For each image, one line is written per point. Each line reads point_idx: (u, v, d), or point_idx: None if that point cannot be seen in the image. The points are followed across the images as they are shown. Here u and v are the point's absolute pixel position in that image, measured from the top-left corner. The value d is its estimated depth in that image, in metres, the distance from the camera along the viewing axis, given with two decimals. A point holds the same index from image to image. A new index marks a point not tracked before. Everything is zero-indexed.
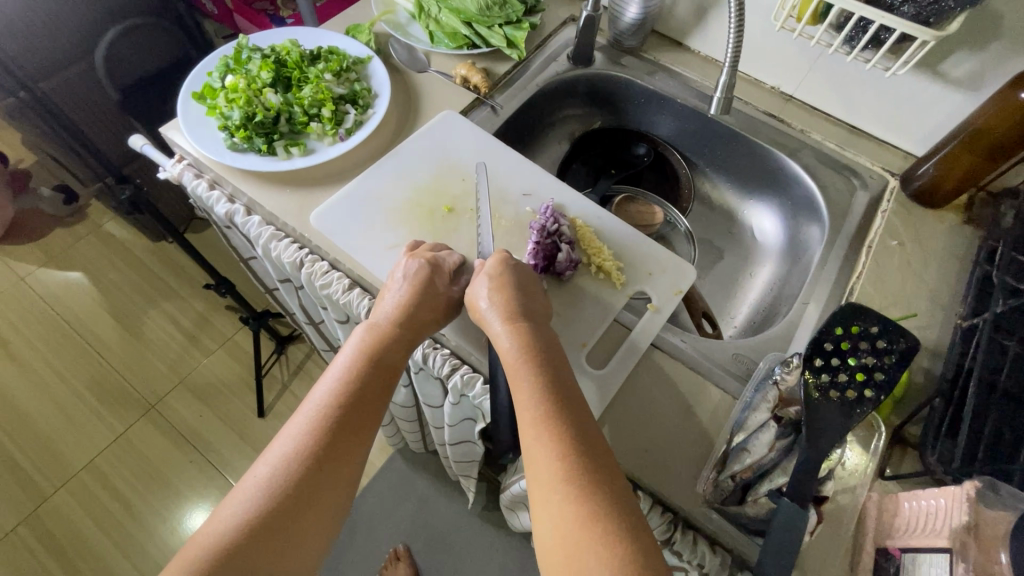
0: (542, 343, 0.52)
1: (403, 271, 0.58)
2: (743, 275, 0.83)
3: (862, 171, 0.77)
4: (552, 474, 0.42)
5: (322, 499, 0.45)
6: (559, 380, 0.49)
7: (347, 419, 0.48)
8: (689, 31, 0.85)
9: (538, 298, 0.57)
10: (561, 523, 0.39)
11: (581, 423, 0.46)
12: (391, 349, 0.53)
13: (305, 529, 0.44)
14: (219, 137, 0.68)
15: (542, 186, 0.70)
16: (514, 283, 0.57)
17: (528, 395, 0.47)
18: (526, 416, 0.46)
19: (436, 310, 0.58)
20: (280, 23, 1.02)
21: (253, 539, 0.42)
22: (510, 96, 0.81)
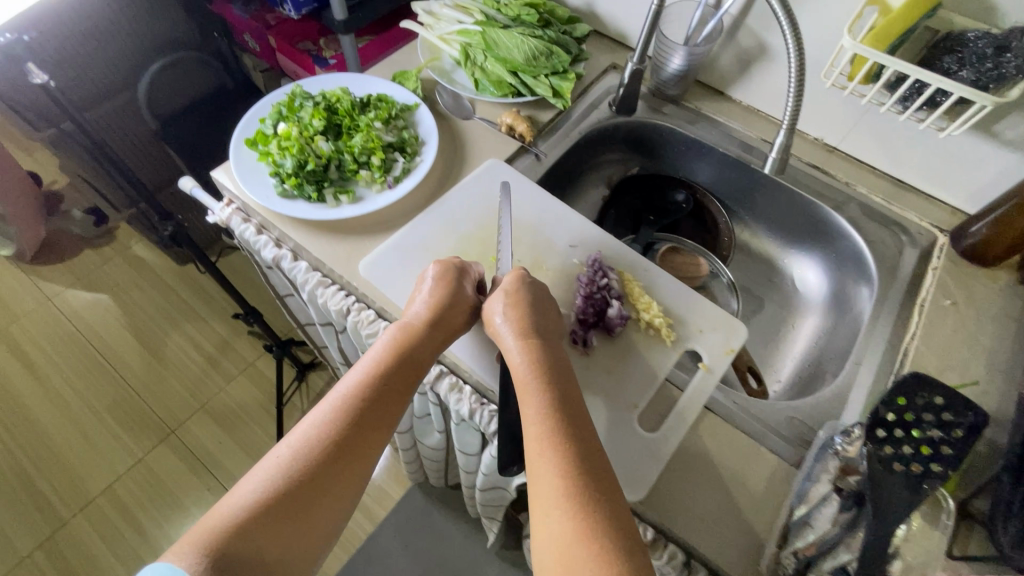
0: (557, 363, 0.54)
1: (429, 282, 0.60)
2: (786, 327, 0.81)
3: (910, 227, 0.76)
4: (555, 490, 0.43)
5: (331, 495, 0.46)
6: (569, 398, 0.50)
7: (365, 418, 0.50)
8: (732, 81, 0.85)
9: (553, 320, 0.59)
10: (561, 537, 0.41)
11: (588, 441, 0.47)
12: (413, 354, 0.55)
13: (312, 520, 0.45)
14: (269, 182, 0.69)
15: (588, 236, 0.70)
16: (533, 301, 0.58)
17: (539, 411, 0.49)
18: (534, 432, 0.48)
19: (456, 320, 0.59)
20: (324, 64, 1.04)
21: (263, 521, 0.43)
22: (553, 143, 0.81)
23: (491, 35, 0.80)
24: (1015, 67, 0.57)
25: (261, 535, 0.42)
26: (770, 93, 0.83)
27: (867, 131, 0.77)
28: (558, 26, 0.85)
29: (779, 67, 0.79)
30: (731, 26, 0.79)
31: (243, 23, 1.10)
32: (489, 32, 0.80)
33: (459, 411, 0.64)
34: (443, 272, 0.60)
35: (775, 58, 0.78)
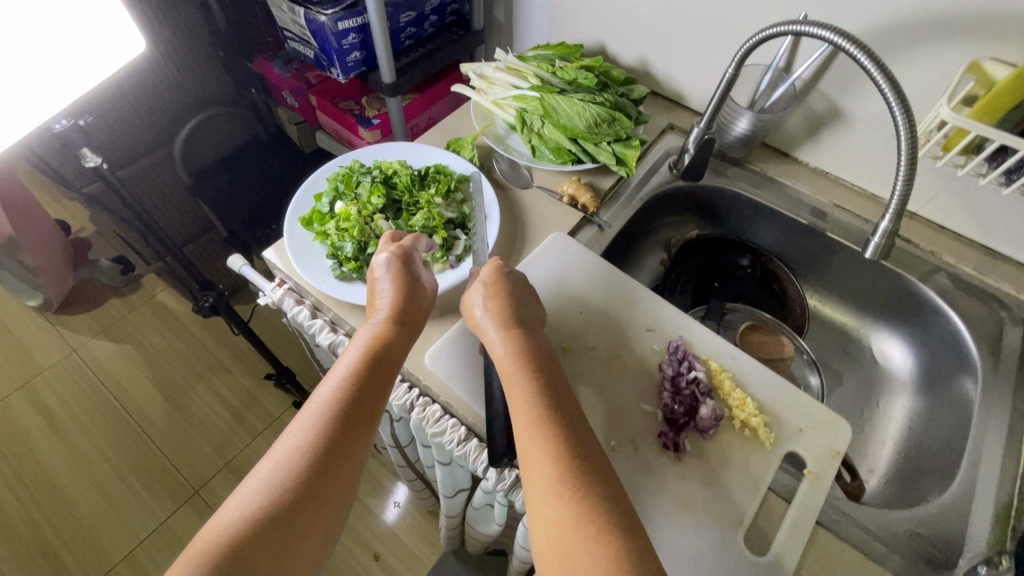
0: (536, 349, 0.53)
1: (386, 268, 0.57)
2: (872, 406, 0.76)
3: (1009, 301, 0.70)
4: (548, 476, 0.43)
5: (324, 493, 0.45)
6: (552, 387, 0.49)
7: (347, 416, 0.47)
8: (798, 144, 0.81)
9: (528, 303, 0.58)
10: (558, 521, 0.41)
11: (576, 427, 0.47)
12: (390, 344, 0.53)
13: (310, 524, 0.44)
14: (325, 264, 0.65)
15: (665, 318, 0.65)
16: (508, 290, 0.58)
17: (521, 397, 0.48)
18: (519, 418, 0.47)
19: (424, 308, 0.58)
20: (367, 123, 1.00)
21: (258, 535, 0.42)
22: (616, 212, 0.77)
23: (549, 102, 0.78)
24: None
25: (256, 545, 0.41)
26: (843, 157, 0.78)
27: (953, 200, 0.72)
28: (615, 90, 0.83)
29: (856, 132, 0.75)
30: (800, 89, 0.76)
31: (282, 82, 1.08)
32: (547, 99, 0.78)
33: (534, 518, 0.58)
34: (401, 258, 0.59)
35: (850, 122, 0.74)
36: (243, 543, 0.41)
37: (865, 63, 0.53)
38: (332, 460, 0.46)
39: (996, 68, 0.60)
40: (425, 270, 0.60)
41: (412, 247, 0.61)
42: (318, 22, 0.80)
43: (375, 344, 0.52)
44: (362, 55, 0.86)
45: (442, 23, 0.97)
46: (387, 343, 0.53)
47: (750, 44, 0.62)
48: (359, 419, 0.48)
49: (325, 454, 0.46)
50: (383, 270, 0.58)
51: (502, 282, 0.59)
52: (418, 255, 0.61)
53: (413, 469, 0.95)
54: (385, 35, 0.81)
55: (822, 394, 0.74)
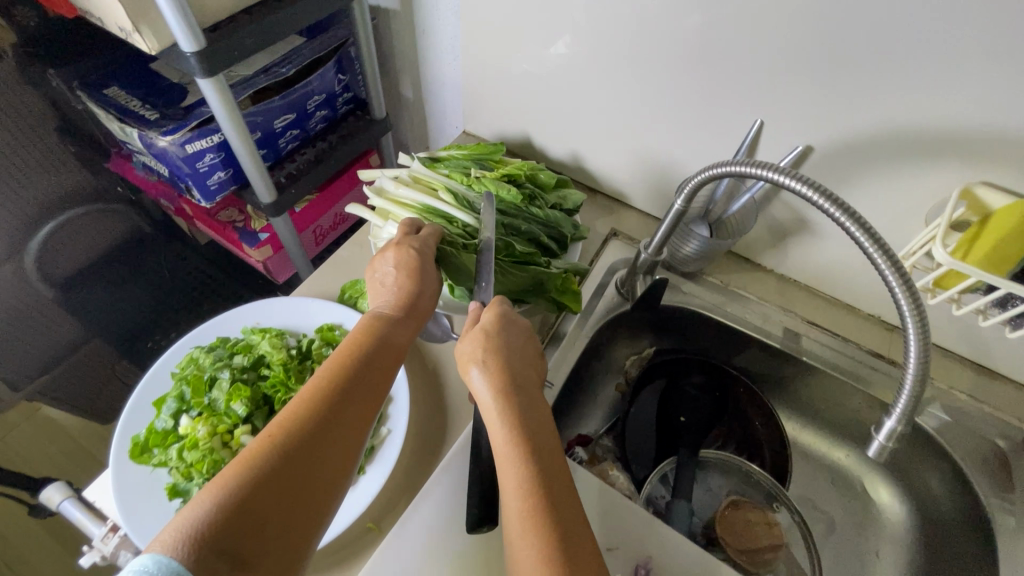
0: (540, 409, 0.45)
1: (394, 252, 0.53)
2: (871, 559, 0.65)
3: (1013, 433, 0.61)
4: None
5: (323, 489, 0.36)
6: (554, 452, 0.42)
7: (344, 408, 0.40)
8: (762, 252, 0.70)
9: (530, 362, 0.49)
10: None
11: (572, 504, 0.39)
12: (393, 334, 0.47)
13: (301, 521, 0.35)
14: (169, 508, 0.47)
15: (628, 526, 0.51)
16: (510, 344, 0.48)
17: (515, 469, 0.40)
18: (510, 498, 0.39)
19: (430, 297, 0.52)
20: (252, 240, 0.83)
21: (228, 529, 0.32)
22: (557, 360, 0.64)
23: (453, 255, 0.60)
24: None
25: (245, 526, 0.32)
26: (812, 267, 0.67)
27: (940, 320, 0.62)
28: (544, 200, 0.69)
29: (826, 244, 0.64)
30: (761, 198, 0.64)
31: (147, 186, 0.89)
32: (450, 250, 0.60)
33: None
34: (416, 245, 0.54)
35: (820, 235, 0.63)
36: (212, 536, 0.31)
37: (854, 234, 0.42)
38: (333, 452, 0.38)
39: (991, 196, 0.49)
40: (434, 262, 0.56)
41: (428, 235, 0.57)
42: (158, 146, 0.62)
43: (380, 333, 0.46)
44: (228, 174, 0.69)
45: (334, 115, 0.80)
46: (392, 333, 0.47)
47: (699, 182, 0.49)
48: (361, 410, 0.41)
49: (330, 438, 0.38)
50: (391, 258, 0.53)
51: (500, 335, 0.48)
52: (431, 243, 0.57)
53: None
54: (251, 153, 0.65)
55: (799, 534, 0.64)
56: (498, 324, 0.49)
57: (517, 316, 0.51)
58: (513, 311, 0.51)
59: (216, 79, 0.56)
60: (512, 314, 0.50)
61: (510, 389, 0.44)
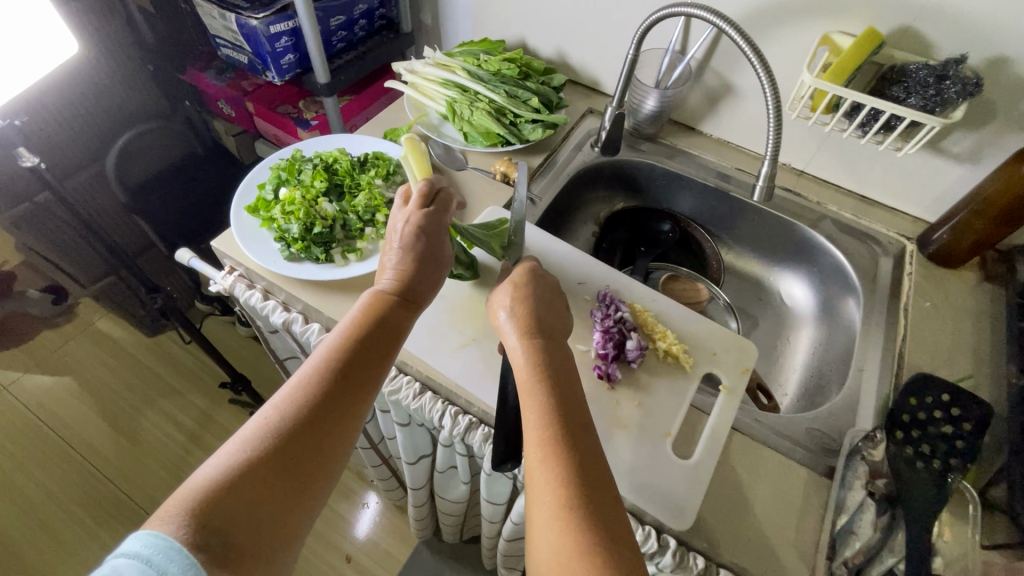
0: (560, 363, 0.51)
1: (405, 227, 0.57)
2: (783, 341, 0.86)
3: (881, 239, 0.83)
4: (555, 499, 0.41)
5: (321, 457, 0.44)
6: (570, 398, 0.48)
7: (346, 383, 0.47)
8: (701, 118, 0.92)
9: (555, 317, 0.57)
10: (561, 552, 0.39)
11: (589, 438, 0.45)
12: (392, 314, 0.52)
13: (306, 479, 0.43)
14: (274, 246, 0.68)
15: (595, 272, 0.72)
16: (535, 304, 0.57)
17: (537, 413, 0.46)
18: (533, 433, 0.45)
19: (432, 277, 0.57)
20: (306, 125, 1.04)
21: (240, 489, 0.40)
22: (546, 186, 0.85)
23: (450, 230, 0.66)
24: (956, 92, 0.64)
25: (253, 488, 0.40)
26: (737, 126, 0.89)
27: (829, 155, 0.84)
28: (536, 78, 0.91)
29: (744, 102, 0.86)
30: (697, 68, 0.86)
31: (218, 90, 1.10)
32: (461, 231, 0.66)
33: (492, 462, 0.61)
34: (425, 224, 0.58)
35: (740, 95, 0.85)
36: (232, 487, 0.40)
37: (735, 38, 0.64)
38: (336, 419, 0.46)
39: (843, 39, 0.71)
40: (444, 239, 0.59)
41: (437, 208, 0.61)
42: (250, 26, 0.84)
43: (379, 315, 0.52)
44: (295, 58, 0.91)
45: (371, 27, 1.02)
46: (391, 316, 0.52)
47: (655, 20, 0.72)
48: (358, 389, 0.48)
49: (333, 411, 0.46)
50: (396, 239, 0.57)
51: (528, 291, 0.58)
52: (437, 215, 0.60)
53: (379, 451, 0.96)
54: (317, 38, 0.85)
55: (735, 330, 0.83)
56: (523, 291, 0.58)
57: (544, 275, 0.62)
58: (541, 269, 0.62)
59: None
60: (541, 278, 0.61)
61: (531, 339, 0.52)
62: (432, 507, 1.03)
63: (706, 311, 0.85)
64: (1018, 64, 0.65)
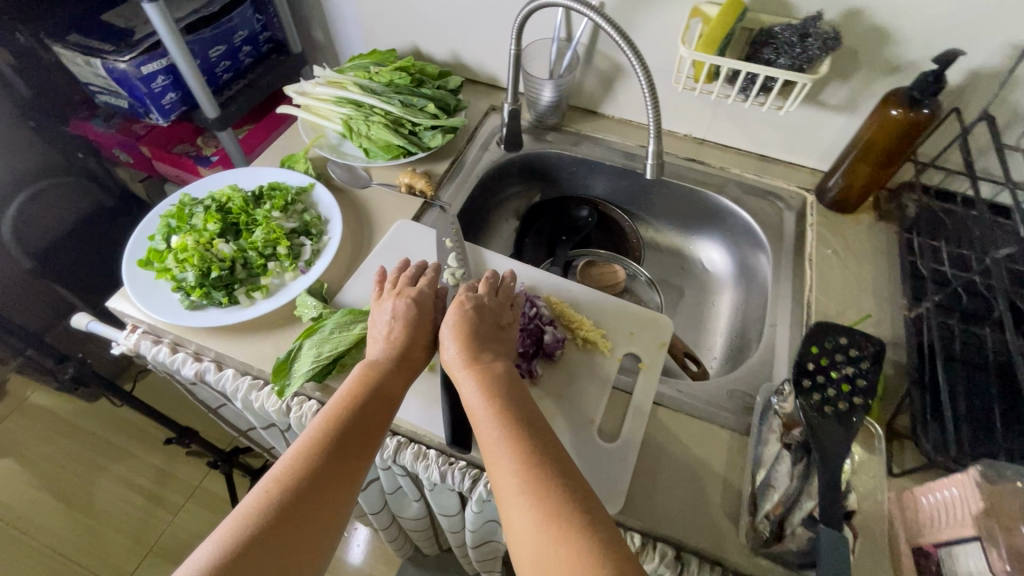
0: (505, 367, 0.53)
1: (392, 301, 0.59)
2: (708, 306, 0.89)
3: (783, 194, 0.86)
4: (516, 488, 0.42)
5: (321, 510, 0.44)
6: (526, 406, 0.49)
7: (338, 442, 0.47)
8: (600, 100, 0.93)
9: (503, 337, 0.57)
10: (532, 537, 0.40)
11: (545, 430, 0.47)
12: (385, 377, 0.53)
13: (306, 542, 0.43)
14: (173, 298, 0.65)
15: (509, 272, 0.72)
16: (477, 325, 0.56)
17: (491, 417, 0.48)
18: (491, 436, 0.46)
19: (428, 342, 0.59)
20: (206, 162, 1.02)
21: (237, 563, 0.40)
22: (454, 191, 0.84)
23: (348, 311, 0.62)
24: (818, 48, 0.67)
25: (253, 559, 0.40)
26: (635, 104, 0.91)
27: (724, 120, 0.87)
28: (431, 83, 0.91)
29: (636, 81, 0.87)
30: (586, 53, 0.87)
31: (107, 138, 1.05)
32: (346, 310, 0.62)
33: (428, 477, 0.60)
34: (413, 289, 0.61)
35: (631, 75, 0.86)
36: (234, 564, 0.40)
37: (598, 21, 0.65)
38: (331, 481, 0.46)
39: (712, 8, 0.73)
40: (437, 309, 0.61)
41: (424, 278, 0.63)
42: (119, 70, 0.80)
43: (369, 378, 0.52)
44: (179, 95, 0.87)
45: (258, 52, 0.99)
46: (384, 374, 0.53)
47: (530, 10, 0.71)
48: (355, 452, 0.48)
49: (327, 473, 0.46)
50: (390, 312, 0.59)
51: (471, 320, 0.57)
52: (432, 292, 0.62)
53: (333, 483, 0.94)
54: (194, 74, 0.81)
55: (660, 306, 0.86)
56: (465, 314, 0.57)
57: (479, 301, 0.59)
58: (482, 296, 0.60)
59: (162, 11, 0.73)
60: (474, 304, 0.58)
61: (479, 359, 0.53)
62: (401, 526, 1.02)
63: (628, 290, 0.87)
64: (872, 13, 0.68)
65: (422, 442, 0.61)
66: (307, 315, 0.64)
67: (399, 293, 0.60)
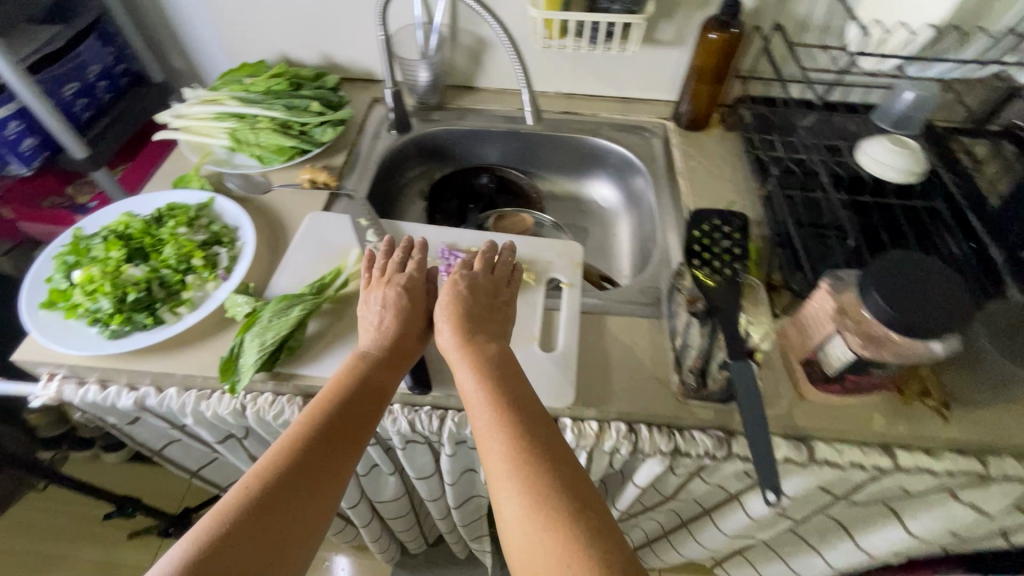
0: (493, 352, 0.56)
1: (381, 292, 0.61)
2: (611, 237, 0.99)
3: (647, 126, 0.98)
4: (509, 473, 0.46)
5: (312, 500, 0.46)
6: (515, 392, 0.52)
7: (329, 437, 0.49)
8: (473, 75, 1.00)
9: (490, 325, 0.60)
10: (522, 519, 0.43)
11: (534, 409, 0.51)
12: (375, 371, 0.55)
13: (295, 531, 0.45)
14: (90, 332, 0.63)
15: (429, 236, 0.77)
16: (465, 313, 0.59)
17: (484, 402, 0.51)
18: (484, 422, 0.49)
19: (419, 330, 0.61)
20: (85, 209, 0.96)
21: (229, 549, 0.41)
22: (358, 179, 0.87)
23: (282, 300, 0.64)
24: None
25: (245, 543, 0.42)
26: (505, 72, 0.99)
27: (584, 72, 0.98)
28: (309, 85, 0.93)
29: (501, 50, 0.95)
30: (450, 32, 0.94)
31: None
32: (281, 300, 0.64)
33: (398, 430, 0.64)
34: (402, 278, 0.62)
35: (495, 45, 0.95)
36: (224, 547, 0.41)
37: None
38: (323, 474, 0.48)
39: None
40: (427, 296, 0.63)
41: (412, 263, 0.65)
42: None
43: (359, 374, 0.54)
44: (37, 141, 0.85)
45: (116, 86, 0.95)
46: (372, 368, 0.55)
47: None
48: (346, 446, 0.50)
49: (317, 464, 0.47)
50: (380, 304, 0.60)
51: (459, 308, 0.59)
52: (420, 278, 0.64)
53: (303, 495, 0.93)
54: (52, 112, 0.77)
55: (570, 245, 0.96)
56: (454, 303, 0.59)
57: (467, 287, 0.61)
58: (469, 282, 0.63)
59: (4, 49, 0.70)
60: (462, 292, 0.60)
61: (471, 345, 0.55)
62: (382, 520, 1.03)
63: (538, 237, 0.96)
64: None
65: None
66: (240, 314, 0.65)
67: (389, 283, 0.61)
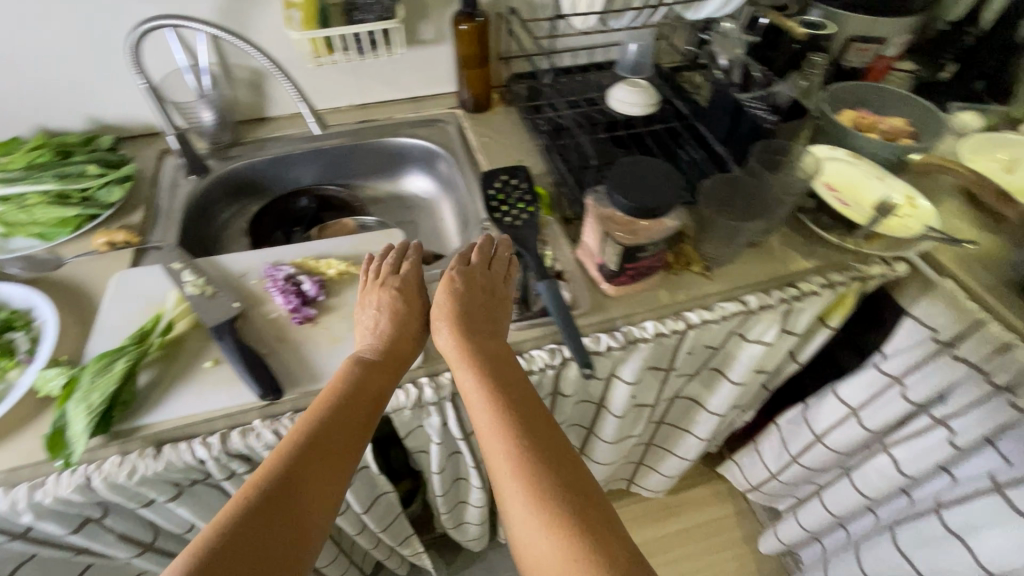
0: (487, 351, 0.62)
1: (376, 296, 0.66)
2: (437, 222, 1.08)
3: (440, 117, 1.08)
4: (511, 467, 0.52)
5: (314, 501, 0.51)
6: (511, 389, 0.58)
7: (329, 445, 0.54)
8: (261, 106, 1.02)
9: (485, 325, 0.65)
10: (526, 514, 0.49)
11: (532, 408, 0.57)
12: (371, 380, 0.60)
13: (298, 531, 0.49)
14: None
15: (250, 260, 0.78)
16: (460, 313, 0.64)
17: (483, 402, 0.57)
18: (486, 419, 0.56)
19: (414, 332, 0.66)
20: None
21: (238, 545, 0.46)
22: (163, 230, 0.85)
23: (100, 361, 0.61)
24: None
25: (251, 542, 0.46)
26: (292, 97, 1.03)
27: (368, 82, 1.05)
28: (81, 150, 0.89)
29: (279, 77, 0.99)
30: (222, 69, 0.95)
31: None
32: (99, 360, 0.61)
33: (268, 444, 0.66)
34: (395, 280, 0.68)
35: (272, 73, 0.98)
36: (232, 544, 0.46)
37: None
38: (322, 478, 0.52)
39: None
40: (420, 294, 0.69)
41: (405, 265, 0.70)
42: None
43: (355, 384, 0.59)
44: None
45: None
46: (366, 376, 0.60)
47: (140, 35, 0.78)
48: (345, 450, 0.55)
49: (318, 470, 0.52)
50: (376, 311, 0.66)
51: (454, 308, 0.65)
52: (416, 276, 0.70)
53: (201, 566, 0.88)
54: None
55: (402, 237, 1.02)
56: (450, 302, 0.65)
57: (461, 282, 0.67)
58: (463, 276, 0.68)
59: None
60: (455, 290, 0.66)
61: (465, 343, 0.62)
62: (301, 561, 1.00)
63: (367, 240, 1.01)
64: None
65: (243, 422, 0.65)
66: (52, 388, 0.61)
67: (382, 287, 0.67)
